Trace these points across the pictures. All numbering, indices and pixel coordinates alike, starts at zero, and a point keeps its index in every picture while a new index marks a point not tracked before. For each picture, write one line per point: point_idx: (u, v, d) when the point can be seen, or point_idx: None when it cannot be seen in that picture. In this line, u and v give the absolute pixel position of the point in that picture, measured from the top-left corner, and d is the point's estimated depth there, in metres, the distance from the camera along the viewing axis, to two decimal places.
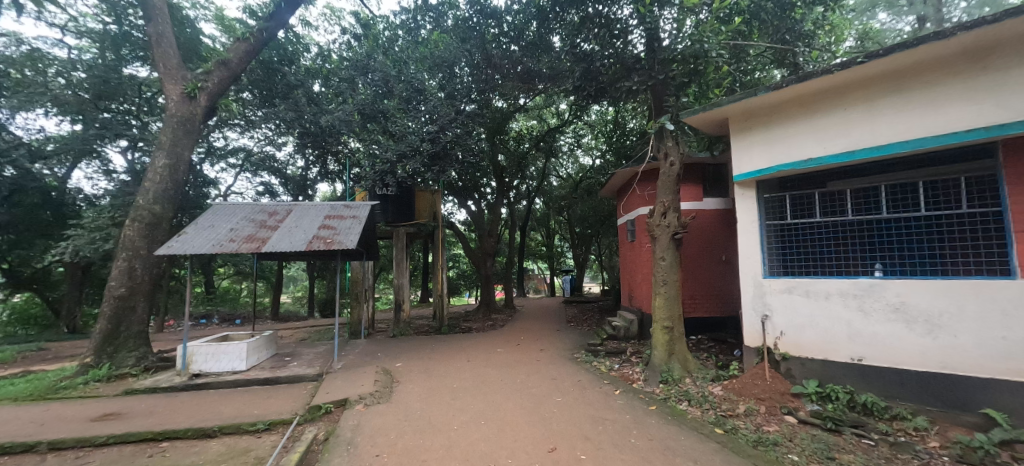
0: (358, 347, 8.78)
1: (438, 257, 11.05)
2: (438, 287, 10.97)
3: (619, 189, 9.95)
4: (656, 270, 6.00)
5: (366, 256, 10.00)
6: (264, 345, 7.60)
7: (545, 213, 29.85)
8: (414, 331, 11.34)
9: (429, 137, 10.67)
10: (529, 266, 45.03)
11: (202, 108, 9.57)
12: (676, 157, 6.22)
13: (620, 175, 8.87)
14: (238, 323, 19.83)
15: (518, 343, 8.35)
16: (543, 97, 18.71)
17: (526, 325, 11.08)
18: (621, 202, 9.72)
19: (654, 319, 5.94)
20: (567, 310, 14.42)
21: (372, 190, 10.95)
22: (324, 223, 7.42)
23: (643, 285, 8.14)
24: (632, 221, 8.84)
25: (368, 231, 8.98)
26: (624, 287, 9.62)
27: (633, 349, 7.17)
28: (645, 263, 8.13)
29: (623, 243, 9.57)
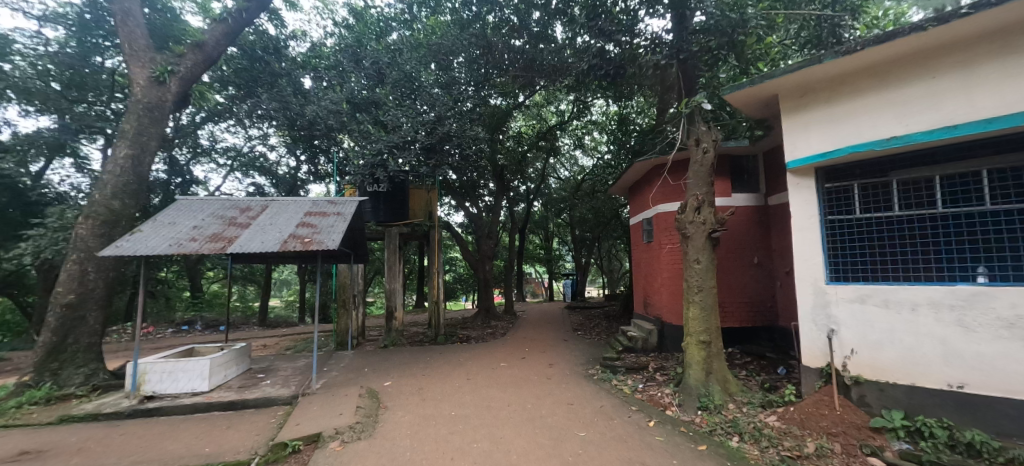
0: (344, 360, 7.84)
1: (435, 259, 10.13)
2: (434, 292, 10.04)
3: (632, 186, 9.12)
4: (689, 275, 5.10)
5: (353, 259, 9.07)
6: (234, 360, 6.64)
7: (545, 215, 28.99)
8: (407, 340, 10.40)
9: (425, 128, 9.80)
10: (528, 270, 44.24)
11: (172, 94, 8.63)
12: (710, 144, 5.36)
13: (637, 169, 8.03)
14: (222, 330, 18.76)
15: (523, 356, 7.43)
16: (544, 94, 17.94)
17: (530, 334, 10.17)
18: (636, 200, 8.87)
19: (688, 332, 5.04)
20: (572, 317, 13.53)
21: (362, 186, 10.04)
22: (302, 221, 6.49)
23: (665, 291, 7.28)
24: (649, 220, 7.98)
25: (355, 230, 8.06)
26: (638, 293, 8.76)
27: (656, 366, 6.27)
28: (667, 266, 7.28)
29: (638, 245, 8.72)
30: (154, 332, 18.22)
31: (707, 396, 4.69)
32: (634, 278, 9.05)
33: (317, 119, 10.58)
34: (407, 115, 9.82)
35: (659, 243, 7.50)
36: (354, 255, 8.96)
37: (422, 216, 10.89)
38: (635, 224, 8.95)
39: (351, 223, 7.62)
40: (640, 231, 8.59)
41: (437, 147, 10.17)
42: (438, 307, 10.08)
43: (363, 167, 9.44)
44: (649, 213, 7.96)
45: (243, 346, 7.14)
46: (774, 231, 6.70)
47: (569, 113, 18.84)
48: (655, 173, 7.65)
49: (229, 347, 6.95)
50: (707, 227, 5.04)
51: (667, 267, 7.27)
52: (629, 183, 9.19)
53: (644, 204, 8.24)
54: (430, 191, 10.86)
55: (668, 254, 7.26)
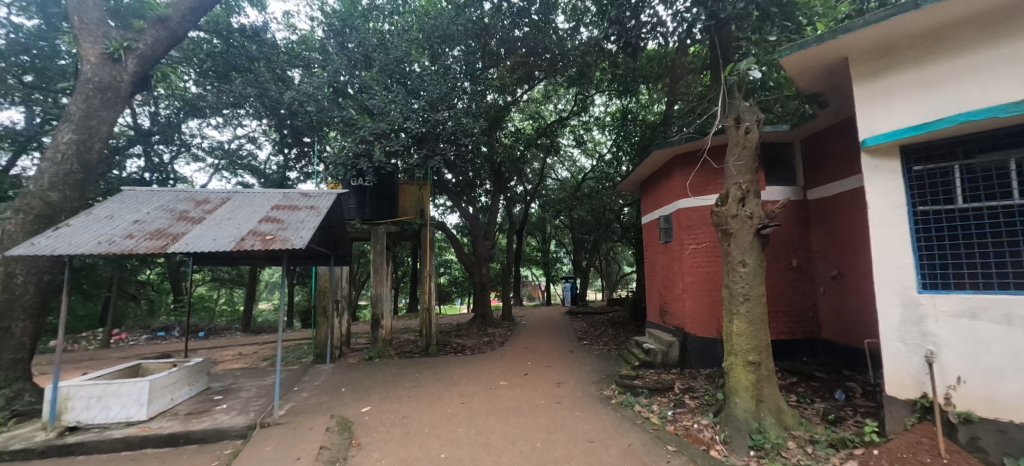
0: (321, 376, 6.83)
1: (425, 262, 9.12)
2: (425, 298, 9.02)
3: (646, 181, 8.23)
4: (731, 281, 4.18)
5: (333, 260, 8.07)
6: (185, 380, 5.63)
7: (543, 216, 28.07)
8: (396, 350, 9.38)
9: (414, 114, 8.85)
10: (525, 273, 43.32)
11: (128, 74, 7.62)
12: (753, 124, 4.46)
13: (654, 161, 7.14)
14: (200, 337, 17.62)
15: (526, 373, 6.49)
16: (544, 89, 17.13)
17: (531, 344, 9.21)
18: (650, 197, 7.98)
19: (731, 351, 4.12)
20: (575, 323, 12.60)
21: (346, 180, 9.07)
22: (268, 216, 5.50)
23: (689, 298, 6.36)
24: (668, 218, 7.07)
25: (336, 229, 7.09)
26: (653, 299, 7.83)
27: (683, 387, 5.33)
28: (690, 269, 6.37)
29: (654, 246, 7.81)
30: (127, 339, 17.06)
31: (759, 433, 3.76)
32: (649, 283, 8.15)
33: (297, 106, 9.60)
34: (395, 101, 8.83)
35: (680, 243, 6.59)
36: (334, 257, 7.98)
37: (414, 214, 9.91)
38: (649, 223, 8.05)
39: (329, 219, 6.65)
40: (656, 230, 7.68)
41: (427, 137, 9.20)
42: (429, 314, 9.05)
43: (345, 163, 8.52)
44: (667, 210, 7.06)
45: (200, 362, 6.13)
46: (816, 229, 5.84)
47: (570, 110, 17.96)
48: (674, 164, 6.76)
49: (182, 364, 5.92)
50: (754, 221, 4.12)
51: (691, 270, 6.36)
52: (642, 178, 8.28)
53: (661, 200, 7.33)
54: (422, 186, 9.85)
55: (692, 255, 6.35)
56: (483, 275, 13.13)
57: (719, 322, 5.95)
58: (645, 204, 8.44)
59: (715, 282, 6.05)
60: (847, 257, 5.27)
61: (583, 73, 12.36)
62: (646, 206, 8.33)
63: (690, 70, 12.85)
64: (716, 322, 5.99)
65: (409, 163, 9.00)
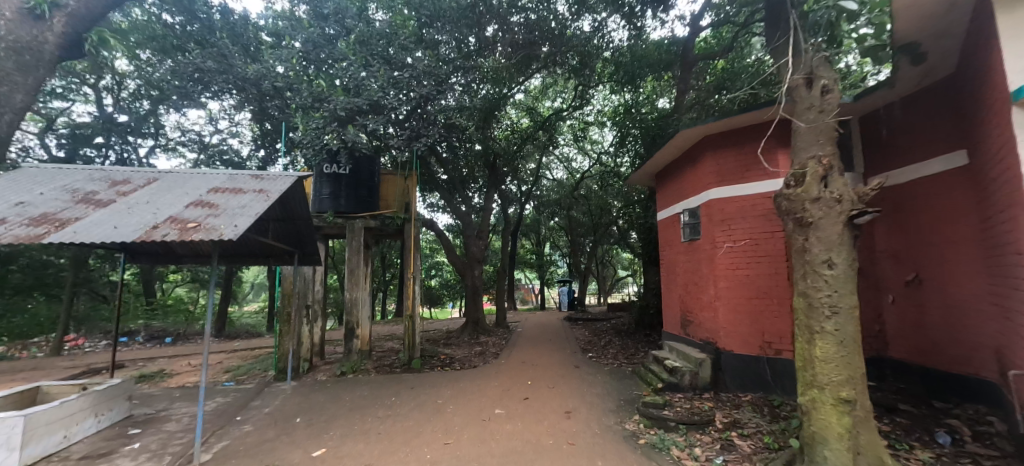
0: (277, 399, 5.62)
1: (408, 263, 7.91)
2: (407, 305, 7.80)
3: (663, 171, 7.19)
4: (811, 288, 3.09)
5: (299, 259, 6.85)
6: (92, 409, 4.40)
7: (538, 217, 27.04)
8: (374, 363, 8.14)
9: (396, 91, 7.71)
10: (519, 276, 42.28)
11: (57, 36, 6.27)
12: (831, 81, 3.41)
13: (676, 145, 6.08)
14: (166, 343, 16.19)
15: (526, 397, 5.35)
16: (542, 80, 16.11)
17: (530, 357, 8.08)
18: (668, 189, 6.93)
19: (813, 383, 3.01)
20: (576, 331, 11.49)
21: (319, 167, 7.86)
22: (200, 199, 4.30)
23: (722, 306, 5.29)
24: (693, 211, 6.01)
25: (298, 221, 5.90)
26: (672, 308, 6.76)
27: (727, 420, 4.22)
28: (724, 273, 5.30)
29: (673, 245, 6.76)
30: (84, 346, 15.58)
31: None
32: (666, 287, 7.09)
33: (266, 84, 8.44)
34: (374, 75, 7.72)
35: (711, 242, 5.52)
36: (299, 255, 6.79)
37: (398, 208, 8.71)
38: (667, 219, 6.99)
39: (289, 207, 5.49)
40: (676, 227, 6.62)
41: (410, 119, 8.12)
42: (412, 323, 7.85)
43: (315, 146, 7.38)
44: (691, 202, 6.00)
45: (118, 384, 4.84)
46: (879, 223, 4.82)
47: (569, 103, 16.97)
48: (702, 148, 5.71)
49: (95, 387, 4.69)
50: (844, 206, 3.04)
51: (725, 274, 5.29)
52: (660, 167, 7.23)
53: (684, 192, 6.28)
54: (406, 177, 8.65)
55: (727, 256, 5.28)
56: (475, 277, 11.97)
57: (763, 337, 4.89)
58: (661, 197, 7.40)
59: (757, 289, 4.99)
60: (928, 257, 4.26)
61: (586, 58, 11.33)
62: (662, 200, 7.28)
63: (700, 57, 11.94)
64: (759, 336, 4.92)
65: (392, 147, 7.85)
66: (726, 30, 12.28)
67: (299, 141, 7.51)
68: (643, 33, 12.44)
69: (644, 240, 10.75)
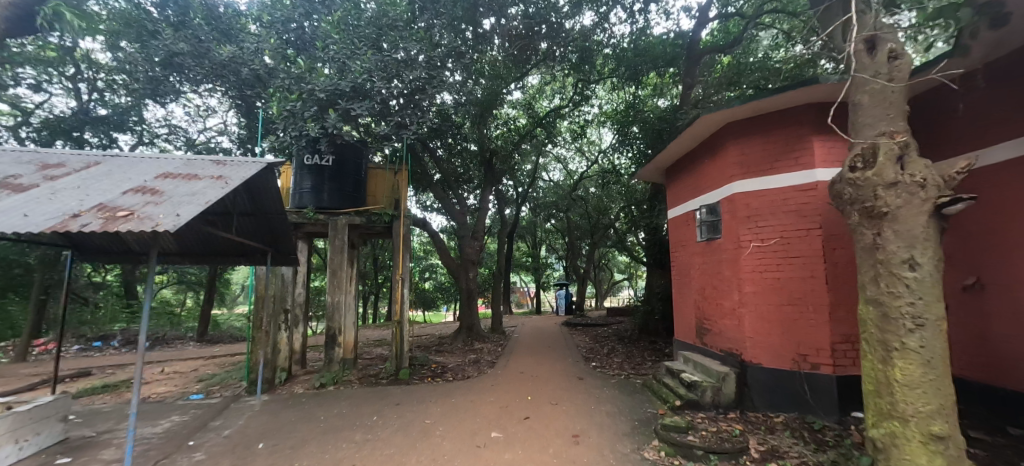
0: (240, 418, 4.91)
1: (397, 264, 7.20)
2: (394, 310, 7.09)
3: (676, 163, 6.59)
4: (887, 294, 2.48)
5: (272, 259, 6.15)
6: (12, 434, 3.68)
7: (534, 219, 26.44)
8: (358, 372, 7.44)
9: (384, 75, 7.09)
10: (515, 279, 41.64)
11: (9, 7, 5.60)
12: (900, 44, 2.84)
13: (694, 133, 5.48)
14: (143, 348, 15.35)
15: (526, 417, 4.69)
16: (541, 77, 15.58)
17: (528, 367, 7.42)
18: (682, 183, 6.34)
19: (895, 413, 2.40)
20: (576, 338, 10.85)
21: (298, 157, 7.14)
22: (144, 185, 3.62)
23: (749, 314, 4.67)
24: (712, 207, 5.41)
25: (270, 215, 5.23)
26: (686, 315, 6.16)
27: (763, 449, 3.59)
28: (750, 276, 4.69)
29: (687, 245, 6.14)
30: (55, 350, 14.72)
31: None
32: (679, 291, 6.48)
33: (244, 69, 7.76)
34: (360, 58, 7.09)
35: (734, 241, 4.91)
36: (273, 253, 6.06)
37: (387, 205, 8.03)
38: (681, 216, 6.39)
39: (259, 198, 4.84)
40: (691, 224, 6.01)
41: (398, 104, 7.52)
42: (400, 331, 7.13)
43: (293, 136, 6.68)
44: (710, 197, 5.41)
45: (53, 401, 4.21)
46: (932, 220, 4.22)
47: (568, 101, 16.45)
48: (724, 137, 5.12)
49: (22, 407, 3.97)
50: (929, 191, 2.46)
51: (751, 278, 4.67)
52: (672, 160, 6.64)
53: (701, 185, 5.67)
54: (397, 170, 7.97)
55: (754, 257, 4.67)
56: (470, 280, 11.30)
57: (797, 349, 4.29)
58: (673, 193, 6.81)
59: (789, 294, 4.38)
60: (994, 258, 3.66)
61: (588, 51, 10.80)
62: (675, 195, 6.68)
63: (707, 51, 11.44)
64: (793, 348, 4.32)
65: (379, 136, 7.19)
66: (733, 24, 11.80)
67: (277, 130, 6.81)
68: (646, 26, 11.96)
69: (650, 242, 10.16)
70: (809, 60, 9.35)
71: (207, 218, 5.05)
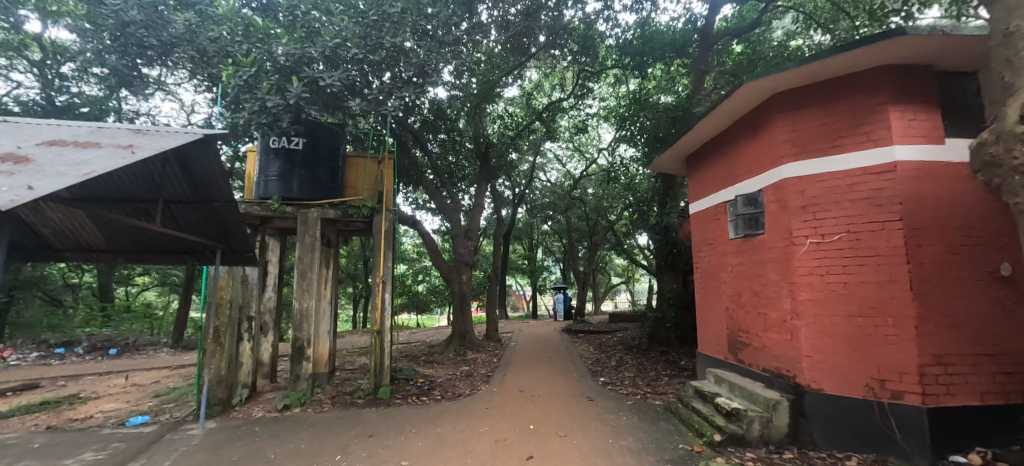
0: (170, 456, 3.91)
1: (377, 263, 6.21)
2: (373, 317, 6.07)
3: (700, 148, 5.70)
4: None
5: (224, 259, 5.21)
6: None
7: (531, 221, 25.54)
8: (331, 389, 6.39)
9: (363, 41, 6.26)
10: (511, 282, 40.66)
11: None
12: None
13: (729, 110, 4.59)
14: (108, 356, 14.19)
15: (529, 456, 3.74)
16: (540, 68, 14.67)
17: (528, 383, 6.46)
18: (709, 170, 5.45)
19: None
20: (579, 346, 9.87)
21: (262, 139, 6.12)
22: (7, 152, 2.64)
23: (806, 327, 3.76)
24: (753, 197, 4.49)
25: (216, 203, 4.33)
26: (714, 325, 5.25)
27: None
28: (806, 281, 3.78)
29: (715, 243, 5.25)
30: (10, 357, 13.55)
31: None
32: (703, 297, 5.56)
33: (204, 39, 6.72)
34: (335, 23, 6.23)
35: (783, 237, 4.01)
36: (225, 251, 5.12)
37: (369, 198, 7.07)
38: (706, 210, 5.49)
39: (199, 176, 3.96)
40: (720, 219, 5.13)
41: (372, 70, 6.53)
42: (379, 341, 6.09)
43: (252, 112, 5.69)
44: (749, 185, 4.52)
45: None
46: None
47: (568, 94, 15.61)
48: (768, 111, 4.23)
49: None
50: None
51: (808, 283, 3.77)
52: (697, 145, 5.70)
53: (736, 171, 4.79)
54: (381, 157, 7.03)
55: (811, 257, 3.77)
56: (463, 283, 10.32)
57: (874, 372, 3.38)
58: (696, 182, 5.91)
59: (860, 303, 3.49)
60: None
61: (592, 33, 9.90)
62: (698, 185, 5.78)
63: (721, 36, 10.60)
64: (867, 371, 3.42)
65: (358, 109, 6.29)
66: (749, 9, 11.00)
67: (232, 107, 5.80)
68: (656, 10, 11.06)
69: (660, 241, 9.28)
70: (835, 43, 8.56)
71: (135, 206, 4.11)
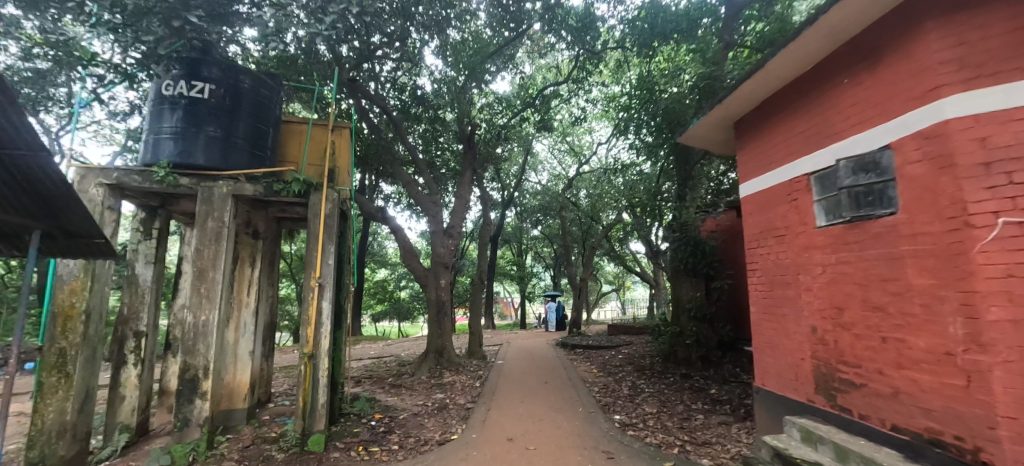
0: None
1: (313, 260, 4.39)
2: (303, 335, 4.23)
3: (760, 107, 4.19)
4: None
5: (62, 245, 3.41)
6: None
7: (521, 224, 23.99)
8: (245, 435, 4.52)
9: None
10: (498, 288, 38.80)
11: None
12: None
13: (828, 31, 3.06)
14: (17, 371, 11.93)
15: None
16: (534, 50, 13.01)
17: (521, 428, 4.73)
18: (777, 132, 3.92)
19: None
20: (580, 366, 8.20)
21: (158, 83, 4.41)
22: None
23: (1001, 371, 2.14)
24: (873, 159, 2.90)
25: (14, 152, 2.50)
26: (786, 352, 3.65)
27: None
28: (998, 289, 2.17)
29: (786, 236, 3.69)
30: None
31: None
32: (764, 310, 3.97)
33: None
34: None
35: (940, 217, 2.44)
36: (63, 235, 3.32)
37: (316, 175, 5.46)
38: (771, 189, 3.93)
39: None
40: (798, 201, 3.57)
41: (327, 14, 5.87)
42: (311, 369, 4.25)
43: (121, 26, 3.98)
44: (864, 141, 2.98)
45: None
46: None
47: (564, 82, 14.18)
48: (902, 24, 2.73)
49: None
50: None
51: (1001, 293, 2.16)
52: (758, 103, 4.19)
53: (834, 124, 3.24)
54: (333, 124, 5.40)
55: (1008, 248, 2.14)
56: (440, 290, 8.55)
57: None
58: (750, 154, 4.36)
59: None
60: None
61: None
62: (756, 155, 4.25)
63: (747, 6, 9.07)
64: None
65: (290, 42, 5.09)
66: None
67: (99, 29, 4.09)
68: None
69: (682, 240, 7.51)
70: None
71: None
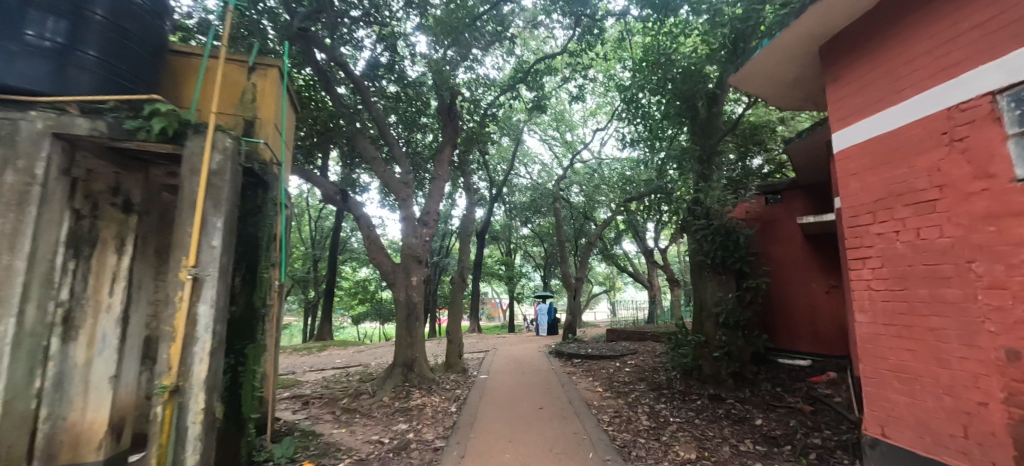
0: None
1: (186, 240, 2.80)
2: (164, 356, 2.65)
3: (874, 13, 2.71)
4: None
5: None
6: None
7: (510, 222, 22.53)
8: None
9: None
10: (486, 288, 37.17)
11: None
12: None
13: None
14: None
15: None
16: (526, 22, 11.48)
17: None
18: (915, 39, 2.45)
19: None
20: (579, 382, 6.74)
21: None
22: None
23: None
24: None
25: None
26: (943, 391, 2.23)
27: None
28: None
29: (939, 201, 2.28)
30: None
31: None
32: (888, 321, 2.54)
33: None
34: None
35: None
36: None
37: (230, 126, 4.03)
38: (902, 130, 2.50)
39: None
40: (967, 142, 2.16)
41: None
42: (175, 412, 2.63)
43: None
44: None
45: None
46: None
47: (560, 64, 12.75)
48: None
49: None
50: None
51: None
52: (870, 7, 2.72)
53: None
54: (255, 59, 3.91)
55: None
56: (409, 291, 6.97)
57: None
58: (853, 87, 2.89)
59: None
60: None
61: None
62: (865, 86, 2.77)
63: None
64: None
65: None
66: None
67: None
68: None
69: (710, 230, 6.04)
70: None
71: None
